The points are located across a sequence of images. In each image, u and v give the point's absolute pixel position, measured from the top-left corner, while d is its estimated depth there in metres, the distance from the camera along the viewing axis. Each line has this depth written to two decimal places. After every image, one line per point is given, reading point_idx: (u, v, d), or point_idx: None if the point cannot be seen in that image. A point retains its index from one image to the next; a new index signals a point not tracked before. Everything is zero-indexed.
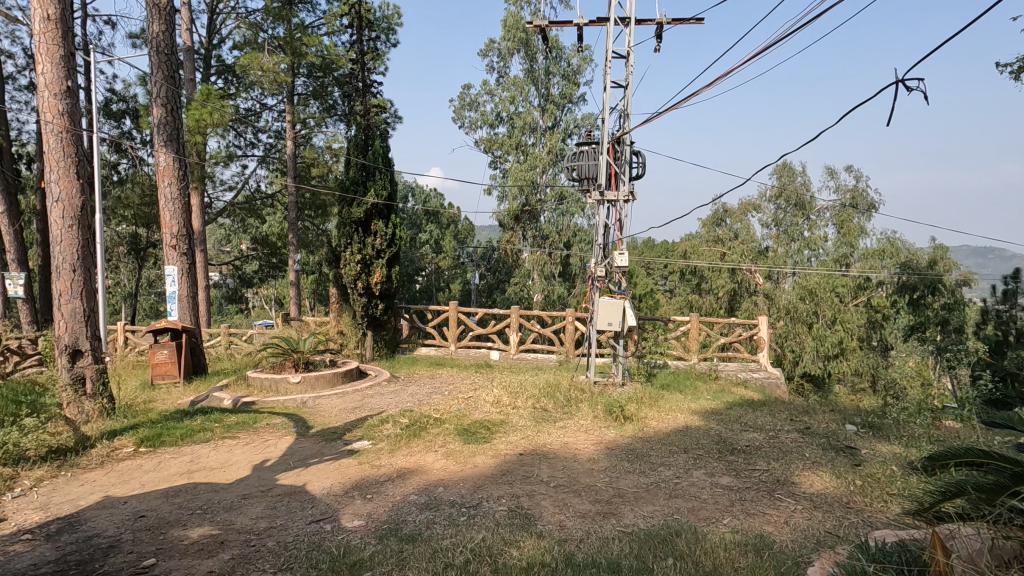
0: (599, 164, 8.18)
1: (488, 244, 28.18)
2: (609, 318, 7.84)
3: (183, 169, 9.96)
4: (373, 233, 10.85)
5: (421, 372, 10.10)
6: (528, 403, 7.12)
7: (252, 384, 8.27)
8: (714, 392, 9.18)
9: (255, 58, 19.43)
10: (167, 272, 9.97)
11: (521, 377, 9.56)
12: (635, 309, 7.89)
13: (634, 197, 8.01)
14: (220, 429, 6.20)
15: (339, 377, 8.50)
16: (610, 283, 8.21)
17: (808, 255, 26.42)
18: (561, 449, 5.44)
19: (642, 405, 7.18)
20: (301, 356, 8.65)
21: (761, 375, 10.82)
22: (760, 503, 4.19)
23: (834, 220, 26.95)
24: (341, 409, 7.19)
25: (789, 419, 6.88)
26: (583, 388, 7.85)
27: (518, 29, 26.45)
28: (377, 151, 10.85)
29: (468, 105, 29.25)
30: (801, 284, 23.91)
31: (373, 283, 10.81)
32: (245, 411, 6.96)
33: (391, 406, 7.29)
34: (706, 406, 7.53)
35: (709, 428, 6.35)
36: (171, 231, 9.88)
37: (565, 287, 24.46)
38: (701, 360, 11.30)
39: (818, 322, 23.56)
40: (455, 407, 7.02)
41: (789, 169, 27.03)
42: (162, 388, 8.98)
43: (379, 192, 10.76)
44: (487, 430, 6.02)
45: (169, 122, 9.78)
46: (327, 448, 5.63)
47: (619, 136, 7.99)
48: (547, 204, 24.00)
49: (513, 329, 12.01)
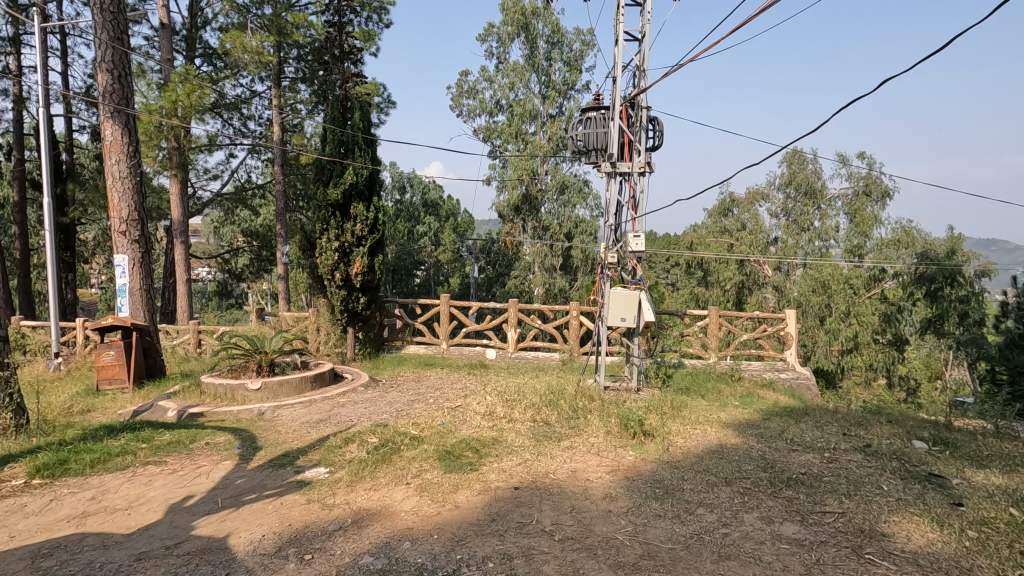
0: (611, 131, 6.98)
1: (487, 236, 26.71)
2: (622, 313, 6.66)
3: (133, 144, 8.71)
4: (354, 218, 9.63)
5: (406, 374, 8.93)
6: (527, 415, 5.94)
7: (205, 391, 7.09)
8: (741, 396, 8.03)
9: (237, 36, 18.14)
10: (116, 263, 8.66)
11: (520, 380, 8.37)
12: (653, 302, 6.63)
13: (652, 168, 6.75)
14: (146, 451, 5.02)
15: (309, 382, 7.33)
16: (623, 271, 6.93)
17: (819, 246, 24.63)
18: (568, 480, 4.26)
19: (663, 417, 6.00)
20: (264, 358, 7.46)
21: (789, 376, 9.67)
22: (847, 571, 3.00)
23: (845, 208, 25.42)
24: (303, 423, 6.01)
25: (843, 434, 5.69)
26: (592, 395, 6.67)
27: (518, 11, 25.11)
28: (356, 124, 9.55)
29: (466, 92, 27.95)
30: (813, 276, 22.72)
31: (353, 274, 9.60)
32: (185, 427, 5.76)
33: (362, 418, 6.09)
34: (740, 417, 6.32)
35: (749, 447, 5.16)
36: (119, 215, 8.61)
37: (566, 279, 23.25)
38: (721, 360, 10.11)
39: (832, 315, 22.37)
40: (439, 420, 5.83)
41: (799, 155, 25.57)
42: (105, 395, 7.83)
43: (360, 171, 9.52)
44: (475, 452, 4.83)
45: (117, 90, 8.51)
46: (271, 480, 4.44)
47: (634, 97, 6.75)
48: (548, 194, 22.86)
49: (511, 325, 10.75)
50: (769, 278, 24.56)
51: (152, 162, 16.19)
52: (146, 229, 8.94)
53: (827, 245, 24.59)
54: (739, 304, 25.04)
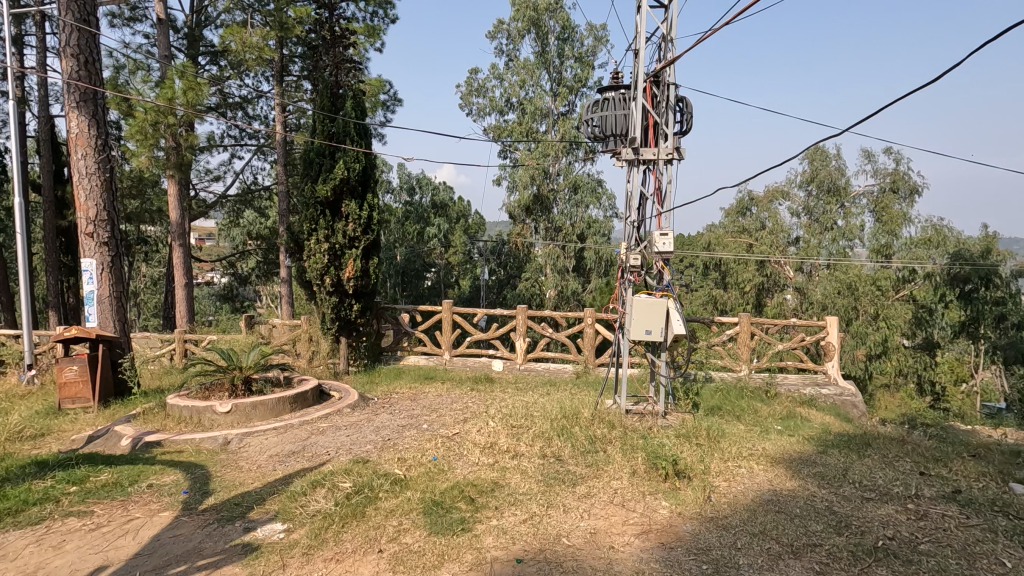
0: (632, 113, 6.01)
1: (498, 237, 25.49)
2: (646, 325, 5.70)
3: (102, 137, 7.92)
4: (345, 217, 8.76)
5: (402, 391, 8.00)
6: (535, 448, 4.98)
7: (169, 414, 6.22)
8: (783, 418, 7.01)
9: (237, 32, 17.36)
10: (83, 268, 7.82)
11: (529, 399, 7.41)
12: (683, 311, 5.65)
13: (681, 154, 5.77)
14: (72, 498, 4.14)
15: (287, 404, 6.42)
16: (647, 275, 5.93)
17: (843, 245, 23.28)
18: (588, 549, 3.29)
19: (699, 451, 4.99)
20: (238, 375, 6.58)
21: (832, 392, 8.61)
22: None
23: (871, 206, 23.99)
24: (272, 456, 5.10)
25: (922, 474, 4.65)
26: (612, 421, 5.69)
27: (529, 7, 24.18)
28: (347, 113, 8.63)
29: (475, 91, 27.12)
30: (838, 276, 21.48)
31: (345, 279, 8.74)
32: (132, 463, 4.89)
33: (341, 451, 5.16)
34: (789, 448, 5.31)
35: (812, 497, 4.14)
36: (86, 215, 7.78)
37: (579, 281, 22.19)
38: (754, 373, 9.04)
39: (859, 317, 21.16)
40: (430, 455, 4.89)
41: (822, 152, 24.28)
42: (65, 417, 7.02)
43: (351, 165, 8.63)
44: (470, 504, 3.89)
45: (83, 77, 7.70)
46: (210, 542, 3.52)
47: (659, 71, 5.77)
48: (560, 194, 21.93)
49: (519, 334, 9.79)
50: (792, 280, 23.07)
51: (150, 162, 15.10)
52: (117, 231, 8.10)
53: (852, 245, 23.29)
54: (759, 306, 23.83)
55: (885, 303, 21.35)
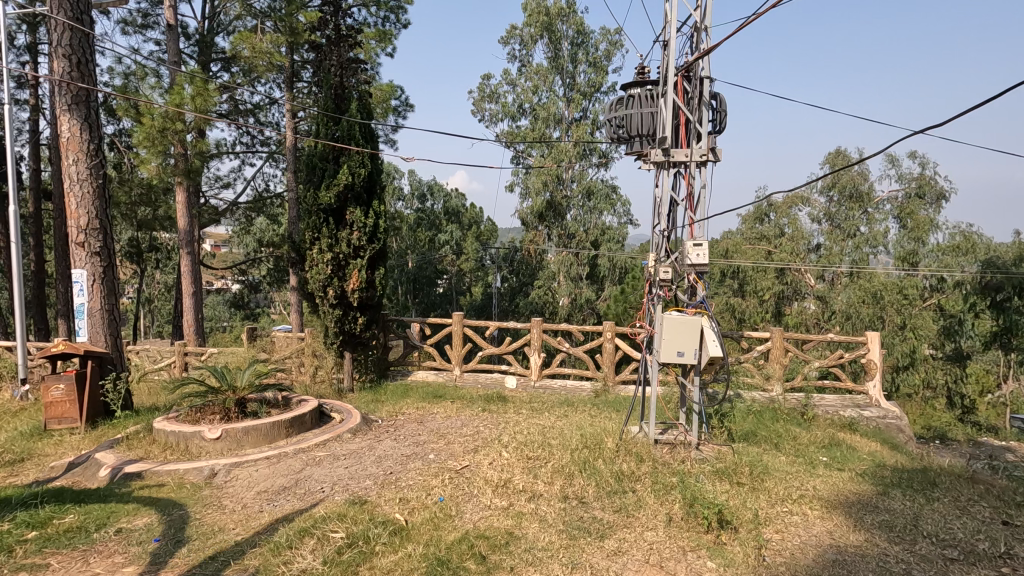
0: (660, 111, 5.45)
1: (511, 244, 24.85)
2: (678, 346, 5.10)
3: (94, 141, 7.52)
4: (349, 225, 8.27)
5: (409, 411, 7.46)
6: (555, 489, 4.39)
7: (156, 440, 5.74)
8: (826, 447, 6.34)
9: (247, 38, 17.07)
10: (74, 279, 7.40)
11: (546, 422, 6.82)
12: (719, 331, 5.06)
13: (716, 155, 5.15)
14: (28, 547, 3.63)
15: (282, 428, 5.90)
16: (679, 289, 5.33)
17: (867, 252, 22.43)
18: None
19: (744, 494, 4.36)
20: (231, 397, 6.10)
21: (875, 415, 7.91)
22: None
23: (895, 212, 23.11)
24: (261, 493, 4.57)
25: (1008, 525, 3.99)
26: (640, 454, 5.09)
27: (541, 12, 23.73)
28: (352, 115, 8.16)
29: (488, 97, 26.74)
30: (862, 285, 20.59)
31: (349, 290, 8.26)
32: (104, 501, 4.38)
33: (337, 487, 4.61)
34: (844, 488, 4.66)
35: (885, 557, 3.50)
36: (77, 223, 7.37)
37: (593, 289, 21.51)
38: (788, 393, 8.35)
39: (886, 327, 20.30)
40: (436, 495, 4.32)
41: (845, 157, 23.47)
42: (49, 439, 6.57)
43: (355, 170, 8.16)
44: (481, 564, 3.31)
45: (75, 79, 7.31)
46: None
47: (692, 63, 5.19)
48: (573, 201, 21.38)
49: (534, 349, 9.22)
50: (814, 288, 22.12)
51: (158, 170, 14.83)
52: (110, 239, 7.68)
53: (876, 252, 22.45)
54: (778, 316, 22.83)
55: (911, 312, 20.28)
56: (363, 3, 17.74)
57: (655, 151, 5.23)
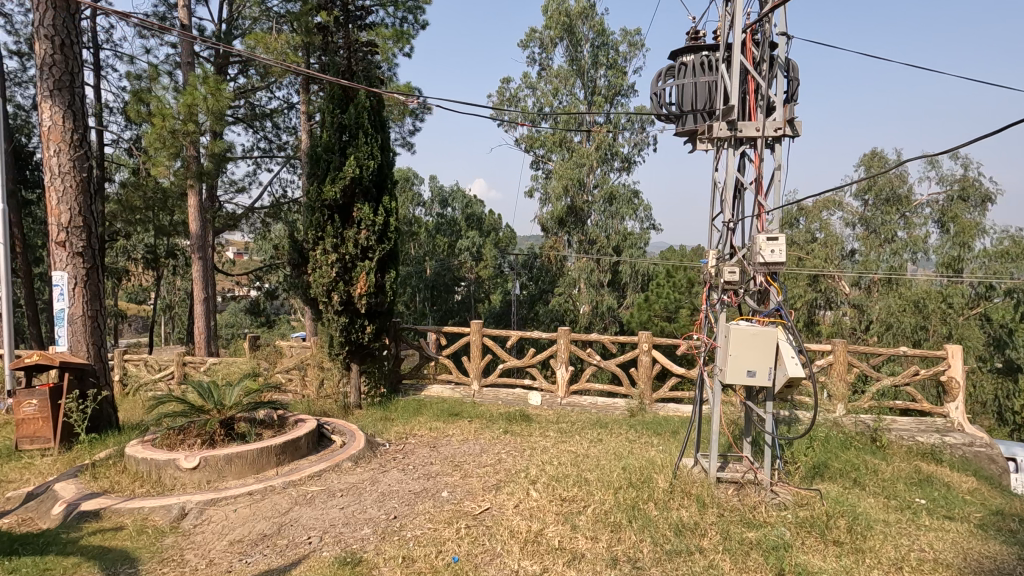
0: (722, 77, 4.51)
1: (530, 250, 23.88)
2: (749, 363, 4.13)
3: (79, 130, 6.82)
4: (357, 223, 7.47)
5: (420, 433, 6.57)
6: (600, 550, 3.45)
7: (127, 467, 4.93)
8: (919, 486, 5.27)
9: (260, 38, 16.49)
10: (53, 282, 6.68)
11: (578, 449, 5.88)
12: (798, 345, 4.09)
13: (795, 129, 4.17)
14: None
15: (272, 457, 5.06)
16: (747, 294, 4.36)
17: (906, 259, 20.64)
18: None
19: (851, 560, 3.38)
20: (217, 418, 5.34)
21: (960, 442, 6.77)
22: None
23: (936, 216, 21.05)
24: (235, 545, 3.71)
25: None
26: (702, 498, 4.13)
27: (562, 13, 22.90)
28: (361, 101, 7.40)
29: (507, 101, 26.03)
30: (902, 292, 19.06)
31: (356, 296, 7.45)
32: (41, 554, 3.56)
33: (328, 538, 3.74)
34: (972, 550, 3.64)
35: None
36: (57, 221, 6.66)
37: (615, 297, 20.41)
38: (853, 416, 7.27)
39: (929, 338, 18.79)
40: (450, 555, 3.42)
41: (882, 159, 22.08)
42: (19, 462, 5.86)
43: (364, 161, 7.36)
44: None
45: (58, 62, 6.63)
46: None
47: (762, 18, 4.25)
48: (595, 205, 20.32)
49: (560, 362, 8.27)
50: (848, 296, 20.18)
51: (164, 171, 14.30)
52: (95, 239, 6.95)
53: (914, 258, 20.59)
54: (810, 325, 21.19)
55: (956, 321, 18.74)
56: (380, 4, 17.07)
57: (718, 124, 4.27)
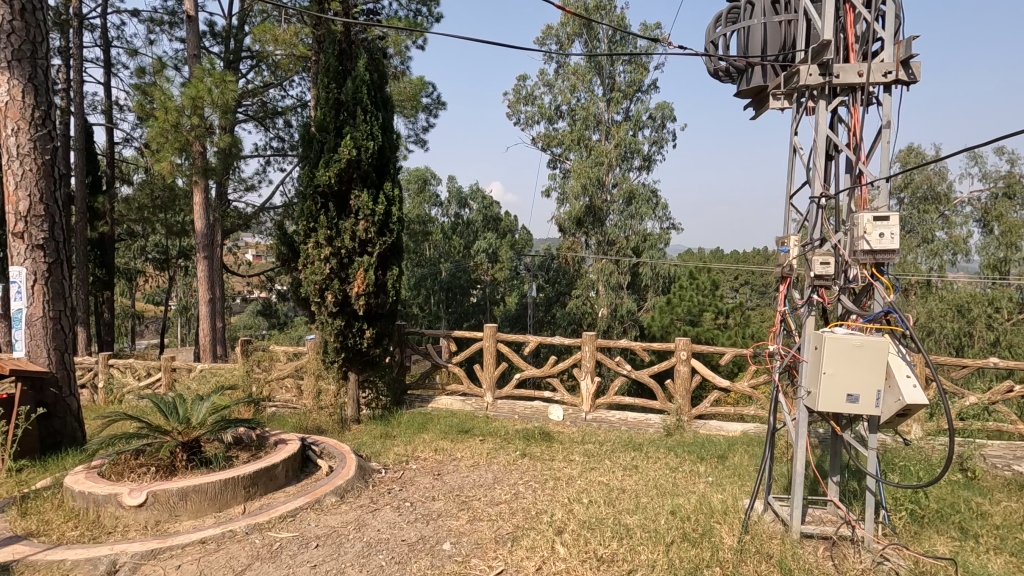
0: (805, 12, 3.49)
1: (546, 251, 22.82)
2: (850, 384, 3.10)
3: (42, 107, 6.01)
4: (354, 213, 6.57)
5: (424, 456, 5.62)
6: None
7: (63, 502, 4.07)
8: None
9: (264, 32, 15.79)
10: (9, 279, 5.84)
11: (611, 480, 4.87)
12: (916, 360, 3.07)
13: (909, 72, 3.12)
14: None
15: (240, 490, 4.15)
16: (843, 293, 3.32)
17: (946, 260, 19.17)
18: None
19: None
20: (178, 441, 4.48)
21: None
22: None
23: (979, 215, 19.21)
24: None
25: None
26: (790, 566, 3.10)
27: (579, 8, 21.76)
28: (360, 73, 6.51)
29: (524, 99, 25.15)
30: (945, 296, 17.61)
31: (353, 295, 6.54)
32: None
33: None
34: None
35: None
36: (15, 209, 5.84)
37: (634, 299, 19.28)
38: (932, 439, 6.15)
39: (976, 345, 17.26)
40: None
41: (919, 155, 20.69)
42: None
43: (362, 142, 6.45)
44: None
45: (18, 29, 5.81)
46: None
47: None
48: (613, 205, 19.21)
49: (584, 372, 7.26)
50: None
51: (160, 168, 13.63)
52: (60, 230, 6.15)
53: (955, 259, 19.09)
54: None
55: (1005, 327, 17.21)
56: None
57: (807, 67, 3.25)
